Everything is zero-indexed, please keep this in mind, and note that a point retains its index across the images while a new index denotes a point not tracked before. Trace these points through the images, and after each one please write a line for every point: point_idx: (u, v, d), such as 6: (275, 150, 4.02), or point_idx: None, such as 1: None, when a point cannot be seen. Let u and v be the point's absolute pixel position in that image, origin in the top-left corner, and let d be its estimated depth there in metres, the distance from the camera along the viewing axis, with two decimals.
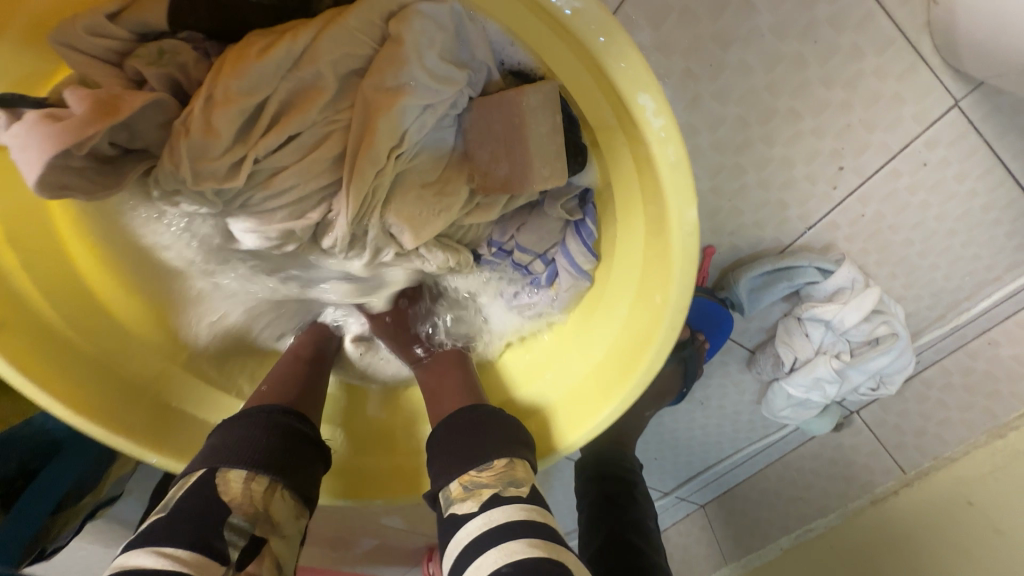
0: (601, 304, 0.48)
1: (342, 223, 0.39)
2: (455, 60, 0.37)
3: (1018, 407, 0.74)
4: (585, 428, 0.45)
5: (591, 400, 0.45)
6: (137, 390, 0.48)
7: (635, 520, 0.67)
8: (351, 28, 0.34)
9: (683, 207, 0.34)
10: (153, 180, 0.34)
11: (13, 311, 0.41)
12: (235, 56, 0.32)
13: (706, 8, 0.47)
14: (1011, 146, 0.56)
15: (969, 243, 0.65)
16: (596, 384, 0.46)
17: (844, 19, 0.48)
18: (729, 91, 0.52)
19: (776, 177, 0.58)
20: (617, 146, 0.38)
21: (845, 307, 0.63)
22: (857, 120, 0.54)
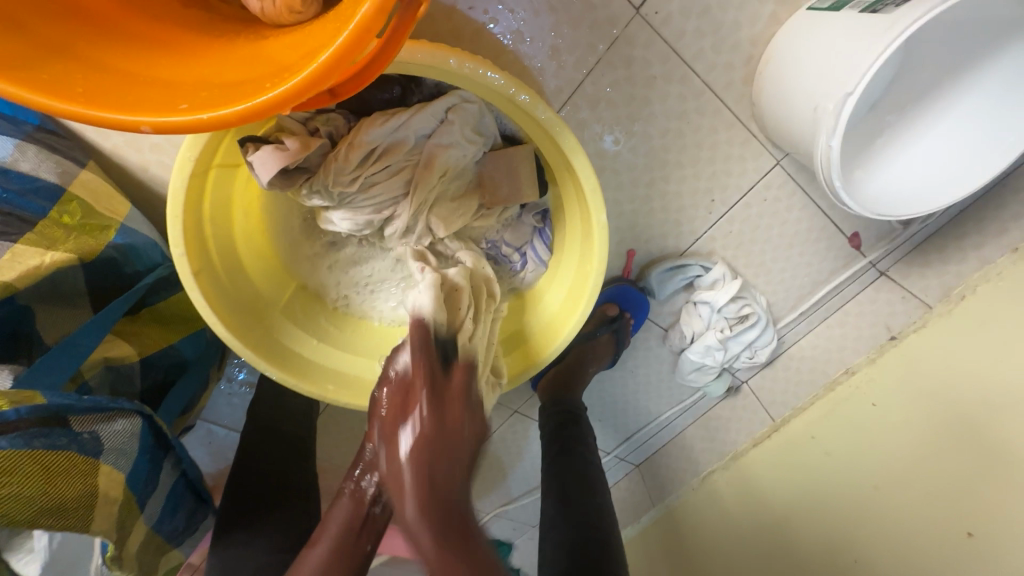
0: (552, 285, 0.73)
1: (405, 216, 0.66)
2: (480, 131, 0.65)
3: (843, 368, 1.07)
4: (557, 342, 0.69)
5: (544, 342, 0.70)
6: (261, 323, 0.68)
7: (581, 437, 0.94)
8: (428, 112, 0.60)
9: (597, 214, 0.61)
10: (307, 183, 0.60)
11: (205, 259, 0.61)
12: (365, 122, 0.59)
13: (622, 99, 0.77)
14: (816, 190, 0.88)
15: (804, 254, 0.97)
16: (548, 331, 0.71)
17: (704, 109, 0.79)
18: (639, 148, 0.82)
19: (672, 203, 0.88)
20: (566, 180, 0.63)
21: (719, 292, 0.96)
22: (719, 169, 0.85)
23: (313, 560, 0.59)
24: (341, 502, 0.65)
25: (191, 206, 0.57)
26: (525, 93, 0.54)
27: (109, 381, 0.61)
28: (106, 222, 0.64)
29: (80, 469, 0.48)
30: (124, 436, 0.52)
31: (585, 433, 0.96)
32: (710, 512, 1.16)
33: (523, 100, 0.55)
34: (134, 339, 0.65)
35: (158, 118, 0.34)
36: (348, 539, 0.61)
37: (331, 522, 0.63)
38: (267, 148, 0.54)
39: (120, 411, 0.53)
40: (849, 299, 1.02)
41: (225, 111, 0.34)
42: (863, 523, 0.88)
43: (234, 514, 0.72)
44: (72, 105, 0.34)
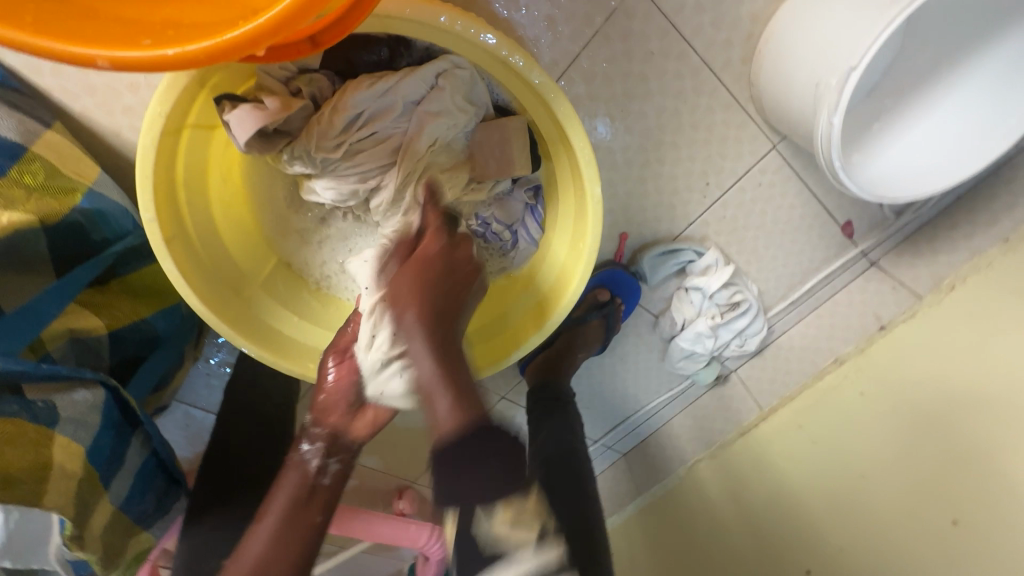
0: (543, 266, 0.71)
1: (391, 188, 0.63)
2: (471, 100, 0.62)
3: (832, 358, 1.06)
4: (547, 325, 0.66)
5: (533, 323, 0.68)
6: (239, 299, 0.65)
7: (568, 422, 0.93)
8: (418, 76, 0.57)
9: (592, 186, 0.58)
10: (288, 148, 0.57)
11: (179, 229, 0.58)
12: (351, 85, 0.56)
13: (619, 75, 0.74)
14: (811, 175, 0.87)
15: (797, 241, 0.96)
16: (538, 312, 0.69)
17: (702, 88, 0.77)
18: (634, 128, 0.80)
19: (667, 186, 0.87)
20: (560, 152, 0.62)
21: (711, 278, 0.95)
22: (715, 152, 0.83)
23: (260, 536, 0.57)
24: (285, 477, 0.62)
25: (163, 169, 0.53)
26: (520, 56, 0.52)
27: (73, 354, 0.58)
28: (73, 186, 0.60)
29: (30, 439, 0.45)
30: (83, 407, 0.50)
31: (573, 421, 0.94)
32: (696, 501, 1.15)
33: (518, 63, 0.52)
34: (102, 310, 0.62)
35: (116, 53, 0.31)
36: (295, 511, 0.59)
37: (276, 499, 0.60)
38: (245, 106, 0.51)
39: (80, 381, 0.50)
40: (839, 289, 1.02)
41: (193, 48, 0.31)
42: (850, 512, 0.88)
43: (209, 498, 0.69)
44: (14, 33, 0.30)
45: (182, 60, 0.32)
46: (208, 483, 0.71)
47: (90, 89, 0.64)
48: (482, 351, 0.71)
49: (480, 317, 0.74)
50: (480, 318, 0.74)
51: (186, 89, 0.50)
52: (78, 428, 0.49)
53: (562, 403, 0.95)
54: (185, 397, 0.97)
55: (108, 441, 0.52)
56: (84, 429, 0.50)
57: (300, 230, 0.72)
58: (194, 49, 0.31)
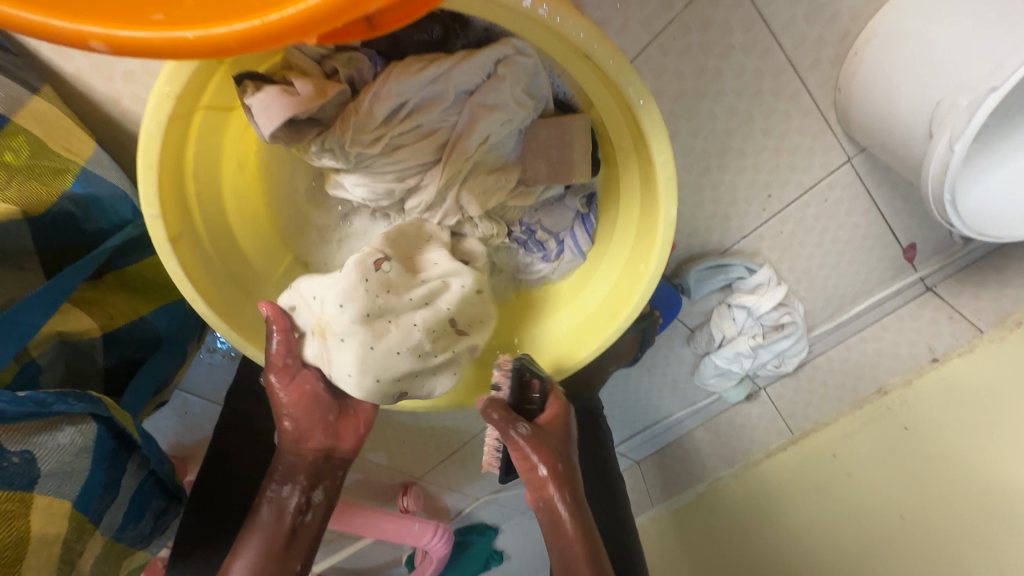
0: (590, 284, 0.63)
1: (432, 190, 0.55)
2: (530, 93, 0.53)
3: (875, 388, 0.98)
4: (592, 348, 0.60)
5: (575, 348, 0.61)
6: (251, 303, 0.57)
7: (597, 438, 0.89)
8: (475, 63, 0.48)
9: (668, 208, 0.51)
10: (318, 138, 0.48)
11: (186, 223, 0.50)
12: (398, 68, 0.47)
13: (691, 69, 0.65)
14: (883, 193, 0.79)
15: (853, 261, 0.89)
16: (580, 336, 0.61)
17: (782, 91, 0.68)
18: (700, 129, 0.71)
19: (725, 196, 0.79)
20: (630, 162, 0.54)
21: (761, 297, 0.87)
22: (783, 162, 0.75)
23: None
24: (257, 521, 0.60)
25: (171, 156, 0.45)
26: (608, 52, 0.43)
27: (62, 359, 0.52)
28: (63, 165, 0.52)
29: (10, 510, 0.38)
30: (68, 452, 0.43)
31: (604, 438, 0.90)
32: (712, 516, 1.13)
33: (605, 59, 0.43)
34: (96, 309, 0.55)
35: (116, 31, 0.23)
36: (271, 556, 0.58)
37: (246, 548, 0.58)
38: (272, 90, 0.42)
39: (69, 417, 0.44)
40: (887, 313, 0.96)
41: (223, 30, 0.23)
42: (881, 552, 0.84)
43: (214, 526, 0.65)
44: None
45: (205, 49, 0.23)
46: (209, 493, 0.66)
47: (84, 49, 0.54)
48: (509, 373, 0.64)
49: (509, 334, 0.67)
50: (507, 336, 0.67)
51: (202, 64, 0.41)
52: (64, 479, 0.43)
53: (593, 419, 0.90)
54: (188, 385, 0.90)
55: (100, 478, 0.46)
56: (69, 481, 0.43)
57: (320, 227, 0.63)
58: (221, 32, 0.23)
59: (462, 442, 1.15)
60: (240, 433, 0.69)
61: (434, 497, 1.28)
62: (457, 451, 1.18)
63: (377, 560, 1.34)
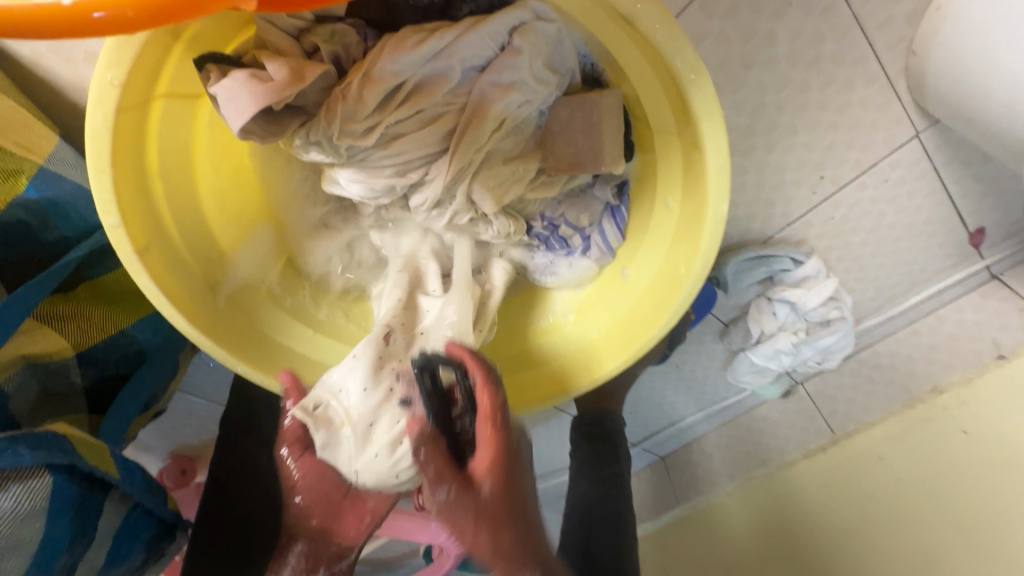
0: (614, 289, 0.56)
1: (439, 185, 0.46)
2: (552, 67, 0.45)
3: (929, 386, 0.86)
4: (600, 374, 0.53)
5: (598, 359, 0.54)
6: (242, 317, 0.51)
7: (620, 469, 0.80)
8: (485, 32, 0.41)
9: (718, 204, 0.42)
10: (303, 131, 0.41)
11: (160, 234, 0.44)
12: (392, 42, 0.39)
13: (739, 34, 0.56)
14: (953, 172, 0.69)
15: (911, 248, 0.79)
16: (603, 348, 0.54)
17: (844, 56, 0.58)
18: (746, 105, 0.62)
19: (770, 178, 0.69)
20: (670, 147, 0.45)
21: (808, 292, 0.79)
22: (840, 139, 0.65)
23: None
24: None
25: (128, 154, 0.39)
26: (658, 20, 0.35)
27: (34, 381, 0.48)
28: (17, 166, 0.46)
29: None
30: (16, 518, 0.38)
31: (623, 473, 0.79)
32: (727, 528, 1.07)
33: (654, 30, 0.35)
34: (67, 326, 0.50)
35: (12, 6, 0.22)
36: None
37: None
38: (240, 76, 0.35)
39: (15, 475, 0.38)
40: (946, 303, 0.85)
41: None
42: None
43: None
44: None
45: None
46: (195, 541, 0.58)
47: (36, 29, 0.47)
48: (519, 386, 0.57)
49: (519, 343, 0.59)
50: (515, 344, 0.60)
51: (143, 55, 0.36)
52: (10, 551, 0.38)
53: (614, 446, 0.80)
54: (193, 387, 0.86)
55: (69, 530, 0.42)
56: (20, 546, 0.38)
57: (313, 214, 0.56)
58: None
59: None
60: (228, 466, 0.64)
61: None
62: None
63: (394, 550, 1.32)
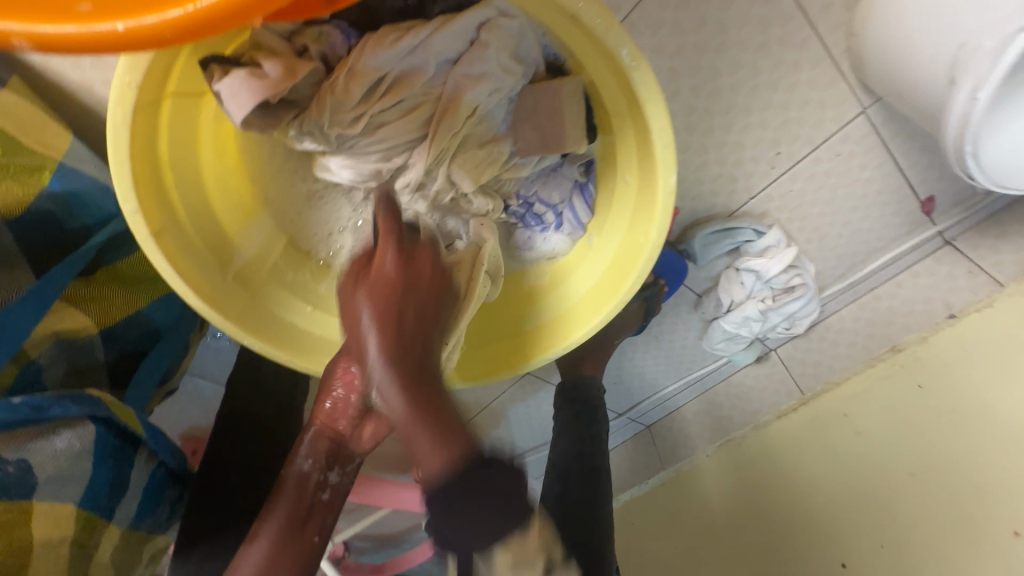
0: (582, 270, 0.62)
1: (421, 168, 0.52)
2: (518, 57, 0.50)
3: (888, 345, 0.95)
4: (573, 338, 0.59)
5: (564, 330, 0.60)
6: (247, 294, 0.57)
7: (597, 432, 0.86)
8: (453, 31, 0.46)
9: (667, 175, 0.48)
10: (296, 122, 0.46)
11: (171, 218, 0.50)
12: (372, 40, 0.44)
13: (692, 22, 0.61)
14: (898, 145, 0.75)
15: (866, 217, 0.85)
16: (572, 319, 0.60)
17: (790, 40, 0.63)
18: (703, 87, 0.67)
19: (731, 155, 0.75)
20: (625, 129, 0.51)
21: (771, 261, 0.84)
22: (793, 116, 0.71)
23: None
24: None
25: (141, 152, 0.45)
26: (599, 16, 0.40)
27: (65, 357, 0.53)
28: (38, 163, 0.52)
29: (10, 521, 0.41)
30: (68, 455, 0.46)
31: (601, 434, 0.85)
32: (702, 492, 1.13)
33: (597, 25, 0.40)
34: (91, 306, 0.55)
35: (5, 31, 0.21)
36: None
37: None
38: (240, 74, 0.40)
39: (64, 422, 0.47)
40: (903, 270, 0.92)
41: (151, 19, 0.21)
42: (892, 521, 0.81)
43: (196, 528, 0.61)
44: None
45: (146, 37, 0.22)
46: (201, 498, 0.62)
47: None
48: (499, 350, 0.64)
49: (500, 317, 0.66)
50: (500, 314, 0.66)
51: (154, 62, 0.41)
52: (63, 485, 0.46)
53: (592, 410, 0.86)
54: (200, 370, 0.92)
55: (107, 478, 0.50)
56: (71, 484, 0.46)
57: (315, 197, 0.62)
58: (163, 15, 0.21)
59: (473, 412, 1.16)
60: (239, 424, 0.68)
61: None
62: (470, 422, 1.18)
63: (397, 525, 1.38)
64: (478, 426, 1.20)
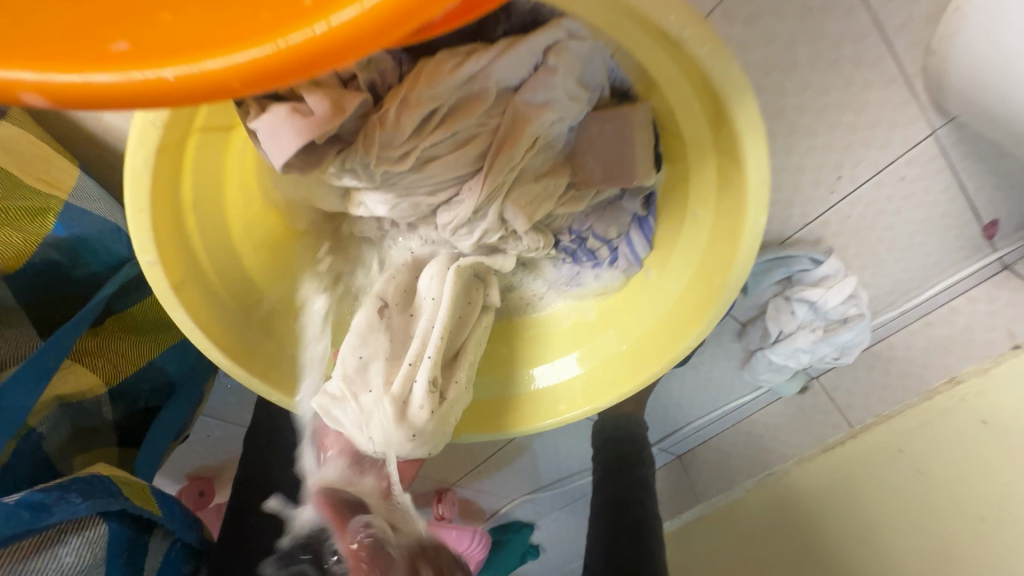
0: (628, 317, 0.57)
1: (471, 206, 0.46)
2: (584, 83, 0.45)
3: (946, 376, 0.87)
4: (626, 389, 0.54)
5: (606, 383, 0.56)
6: (274, 344, 0.51)
7: (646, 476, 0.79)
8: (520, 53, 0.40)
9: (756, 216, 0.43)
10: (339, 159, 0.40)
11: (192, 265, 0.44)
12: (428, 67, 0.39)
13: (760, 39, 0.56)
14: (970, 168, 0.69)
15: (926, 243, 0.79)
16: (629, 363, 0.55)
17: (863, 58, 0.58)
18: (765, 109, 0.62)
19: (788, 179, 0.70)
20: (705, 162, 0.45)
21: (828, 291, 0.79)
22: (858, 139, 0.66)
23: None
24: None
25: (165, 195, 0.41)
26: (705, 43, 0.34)
27: (66, 418, 0.48)
28: (43, 204, 0.48)
29: None
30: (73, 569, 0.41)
31: (647, 478, 0.79)
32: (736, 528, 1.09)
33: (699, 55, 0.34)
34: (97, 363, 0.50)
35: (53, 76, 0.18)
36: None
37: None
38: (281, 110, 0.35)
39: (73, 527, 0.42)
40: (957, 295, 0.84)
41: (216, 63, 0.18)
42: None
43: None
44: None
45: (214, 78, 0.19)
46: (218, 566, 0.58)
47: None
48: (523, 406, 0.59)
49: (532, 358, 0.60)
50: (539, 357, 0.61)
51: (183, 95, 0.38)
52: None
53: (638, 452, 0.80)
54: (212, 410, 0.85)
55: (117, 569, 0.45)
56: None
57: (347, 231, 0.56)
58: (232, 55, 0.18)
59: (497, 446, 1.09)
60: (258, 484, 0.64)
61: (468, 498, 1.21)
62: (493, 456, 1.11)
63: None
64: (502, 459, 1.13)
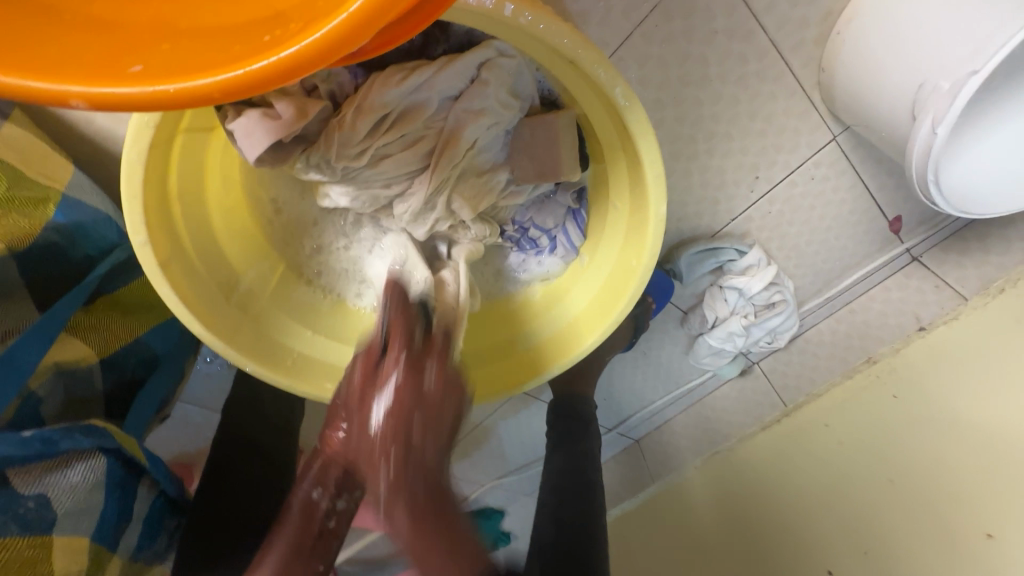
0: (567, 296, 0.64)
1: (420, 197, 0.54)
2: (516, 93, 0.53)
3: (865, 357, 0.99)
4: (562, 362, 0.61)
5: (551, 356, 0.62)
6: (249, 320, 0.57)
7: (591, 449, 0.87)
8: (456, 69, 0.48)
9: (658, 205, 0.51)
10: (304, 155, 0.48)
11: (175, 247, 0.51)
12: (380, 78, 0.47)
13: (675, 57, 0.65)
14: (869, 169, 0.79)
15: (841, 237, 0.88)
16: (568, 337, 0.62)
17: (766, 74, 0.68)
18: (686, 116, 0.72)
19: (713, 179, 0.79)
20: (617, 160, 0.54)
21: (752, 279, 0.89)
22: (770, 143, 0.75)
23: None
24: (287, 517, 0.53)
25: (154, 185, 0.48)
26: (597, 66, 0.43)
27: (61, 387, 0.53)
28: (43, 194, 0.54)
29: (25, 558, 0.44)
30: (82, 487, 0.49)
31: (594, 450, 0.87)
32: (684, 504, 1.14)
33: (598, 76, 0.43)
34: (91, 335, 0.56)
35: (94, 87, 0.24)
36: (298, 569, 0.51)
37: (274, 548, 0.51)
38: (253, 115, 0.43)
39: (76, 456, 0.50)
40: (875, 285, 0.93)
41: (203, 81, 0.24)
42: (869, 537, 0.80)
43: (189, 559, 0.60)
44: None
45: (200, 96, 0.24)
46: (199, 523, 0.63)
47: None
48: (475, 379, 0.65)
49: (484, 338, 0.67)
50: (490, 336, 0.67)
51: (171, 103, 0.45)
52: (80, 515, 0.49)
53: (586, 427, 0.88)
54: (190, 395, 0.91)
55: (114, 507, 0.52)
56: (85, 515, 0.49)
57: (315, 223, 0.63)
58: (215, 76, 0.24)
59: (464, 431, 1.15)
60: (234, 451, 0.70)
61: None
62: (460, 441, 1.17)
63: None
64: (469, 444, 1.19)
